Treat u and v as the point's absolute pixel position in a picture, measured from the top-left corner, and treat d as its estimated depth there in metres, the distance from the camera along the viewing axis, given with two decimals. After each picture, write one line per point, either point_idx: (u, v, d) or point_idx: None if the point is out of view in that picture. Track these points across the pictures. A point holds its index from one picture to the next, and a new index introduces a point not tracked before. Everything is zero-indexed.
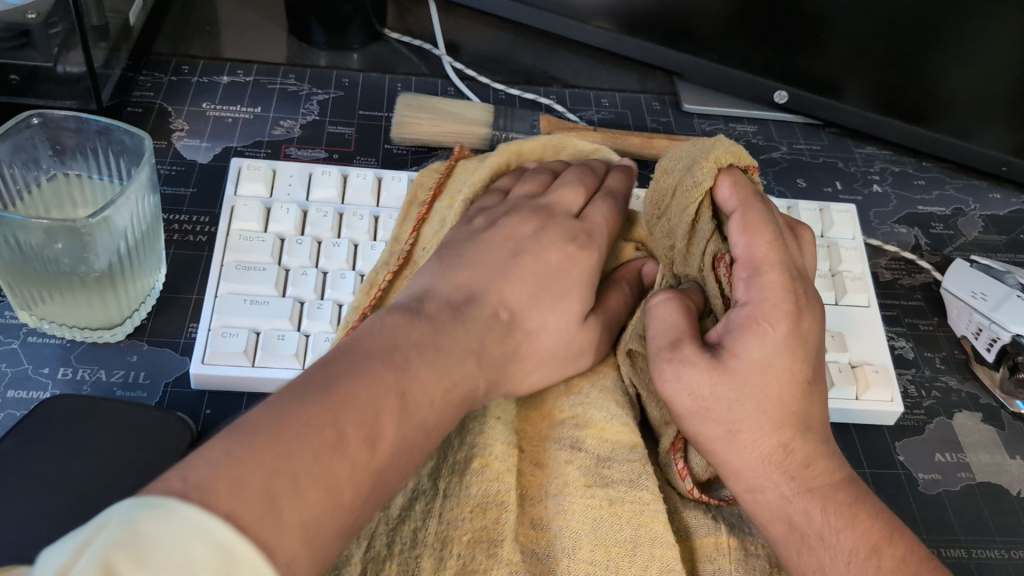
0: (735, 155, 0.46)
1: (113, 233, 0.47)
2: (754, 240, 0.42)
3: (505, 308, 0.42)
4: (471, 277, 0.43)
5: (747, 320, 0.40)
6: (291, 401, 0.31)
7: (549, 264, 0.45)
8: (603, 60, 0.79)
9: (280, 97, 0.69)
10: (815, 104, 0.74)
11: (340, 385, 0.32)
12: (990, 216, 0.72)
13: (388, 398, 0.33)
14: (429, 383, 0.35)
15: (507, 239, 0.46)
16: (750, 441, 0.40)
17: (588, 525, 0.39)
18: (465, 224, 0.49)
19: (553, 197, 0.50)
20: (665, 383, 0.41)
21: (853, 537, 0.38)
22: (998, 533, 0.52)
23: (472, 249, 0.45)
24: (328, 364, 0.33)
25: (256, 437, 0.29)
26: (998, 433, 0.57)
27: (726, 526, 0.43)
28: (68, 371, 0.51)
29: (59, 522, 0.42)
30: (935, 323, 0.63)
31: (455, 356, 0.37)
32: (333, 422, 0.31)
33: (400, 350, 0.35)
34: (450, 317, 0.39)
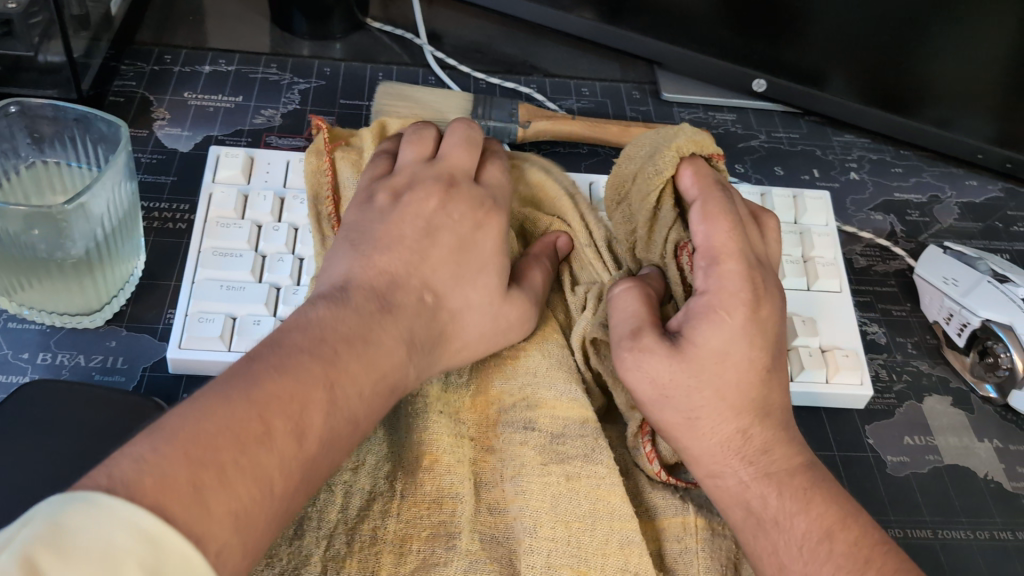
0: (696, 143, 0.46)
1: (89, 219, 0.48)
2: (714, 230, 0.42)
3: (429, 291, 0.41)
4: (389, 261, 0.41)
5: (706, 309, 0.41)
6: (217, 395, 0.31)
7: (461, 235, 0.44)
8: (584, 49, 0.79)
9: (262, 86, 0.69)
10: (794, 92, 0.74)
11: (267, 381, 0.32)
12: (966, 204, 0.72)
13: (316, 391, 0.33)
14: (357, 377, 0.35)
15: (417, 216, 0.44)
16: (711, 427, 0.40)
17: (546, 504, 0.41)
18: (365, 204, 0.45)
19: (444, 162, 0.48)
20: (626, 371, 0.42)
21: (807, 520, 0.38)
22: (964, 515, 0.53)
23: (377, 230, 0.43)
24: (253, 359, 0.33)
25: (181, 432, 0.29)
26: (967, 417, 0.58)
27: (693, 506, 0.44)
28: (47, 356, 0.52)
29: (34, 505, 0.43)
30: (908, 308, 0.63)
31: (385, 348, 0.37)
32: (261, 415, 0.31)
33: (328, 342, 0.35)
34: (377, 308, 0.39)
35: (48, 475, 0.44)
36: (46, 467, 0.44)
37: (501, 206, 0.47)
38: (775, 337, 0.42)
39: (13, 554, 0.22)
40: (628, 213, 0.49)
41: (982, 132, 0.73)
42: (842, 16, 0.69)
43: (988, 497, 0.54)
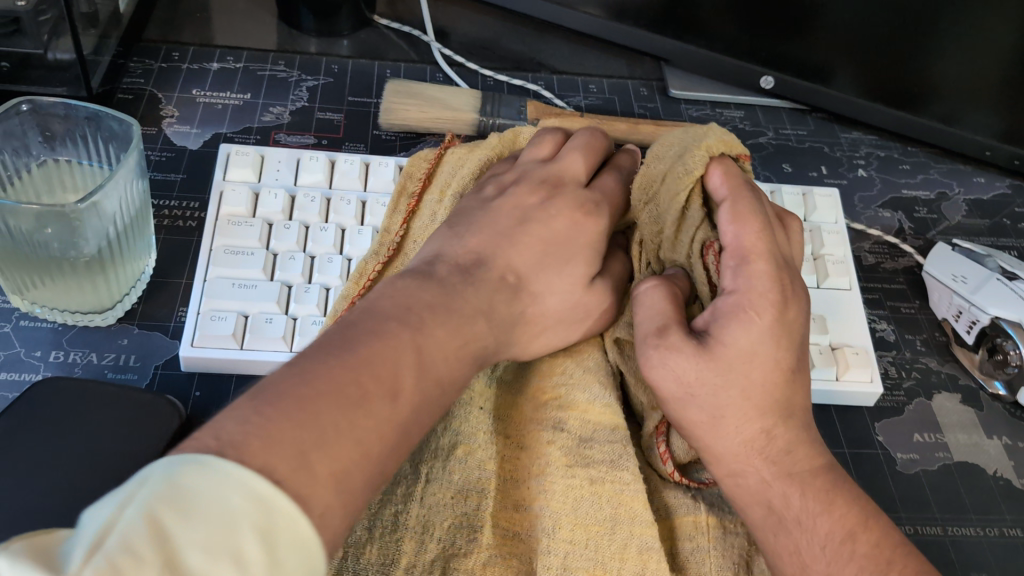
0: (727, 143, 0.46)
1: (102, 218, 0.48)
2: (743, 230, 0.42)
3: (512, 272, 0.42)
4: (480, 242, 0.43)
5: (734, 308, 0.40)
6: (313, 361, 0.31)
7: (555, 231, 0.45)
8: (591, 46, 0.79)
9: (270, 83, 0.69)
10: (802, 88, 0.74)
11: (360, 344, 0.32)
12: (974, 201, 0.72)
13: (406, 354, 0.33)
14: (443, 341, 0.36)
15: (513, 208, 0.46)
16: (734, 427, 0.40)
17: (568, 506, 0.41)
18: (474, 194, 0.48)
19: (560, 161, 0.49)
20: (651, 368, 0.41)
21: (829, 521, 0.39)
22: (974, 512, 0.53)
23: (478, 215, 0.46)
24: (346, 327, 0.33)
25: (282, 395, 0.29)
26: (976, 414, 0.58)
27: (706, 505, 0.44)
28: (59, 354, 0.52)
29: (45, 503, 0.43)
30: (917, 305, 0.63)
31: (465, 316, 0.38)
32: (357, 378, 0.31)
33: (415, 310, 0.36)
34: (459, 281, 0.40)
35: (64, 472, 0.44)
36: (64, 465, 0.44)
37: (603, 210, 0.47)
38: (799, 342, 0.42)
39: (137, 513, 0.23)
40: (657, 212, 0.47)
41: (990, 128, 0.73)
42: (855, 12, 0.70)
43: (997, 495, 0.54)
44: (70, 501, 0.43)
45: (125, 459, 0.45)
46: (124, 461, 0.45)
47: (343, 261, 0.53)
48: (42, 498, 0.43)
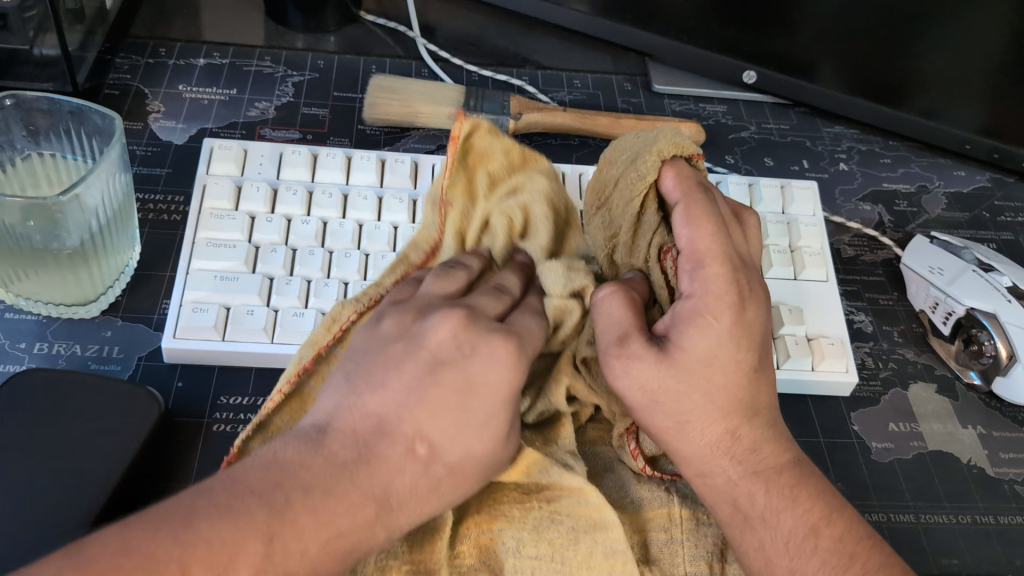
0: (677, 145, 0.44)
1: (85, 211, 0.49)
2: (698, 232, 0.41)
3: (423, 442, 0.35)
4: (382, 402, 0.35)
5: (692, 313, 0.39)
6: (149, 525, 0.29)
7: (471, 375, 0.36)
8: (576, 41, 0.80)
9: (256, 78, 0.70)
10: (783, 84, 0.75)
11: (201, 519, 0.29)
12: (953, 193, 0.73)
13: (252, 541, 0.30)
14: (308, 536, 0.31)
15: (423, 348, 0.37)
16: (699, 430, 0.40)
17: (528, 524, 0.41)
18: (372, 328, 0.39)
19: (469, 301, 0.40)
20: (615, 378, 0.40)
21: (792, 518, 0.40)
22: (946, 500, 0.54)
23: (375, 358, 0.37)
24: (198, 496, 0.30)
25: (93, 564, 0.27)
26: (951, 403, 0.59)
27: (679, 497, 0.45)
28: (44, 345, 0.52)
29: (29, 490, 0.44)
30: (895, 297, 0.64)
31: (351, 502, 0.32)
32: (178, 561, 0.28)
33: (286, 489, 0.31)
34: (358, 456, 0.34)
35: (50, 460, 0.45)
36: (47, 454, 0.45)
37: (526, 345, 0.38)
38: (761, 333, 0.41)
39: None
40: (607, 217, 0.46)
41: (972, 123, 0.73)
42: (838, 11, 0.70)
43: (970, 482, 0.55)
44: (55, 489, 0.44)
45: (109, 447, 0.46)
46: (106, 450, 0.46)
47: (324, 254, 0.54)
48: (27, 485, 0.44)
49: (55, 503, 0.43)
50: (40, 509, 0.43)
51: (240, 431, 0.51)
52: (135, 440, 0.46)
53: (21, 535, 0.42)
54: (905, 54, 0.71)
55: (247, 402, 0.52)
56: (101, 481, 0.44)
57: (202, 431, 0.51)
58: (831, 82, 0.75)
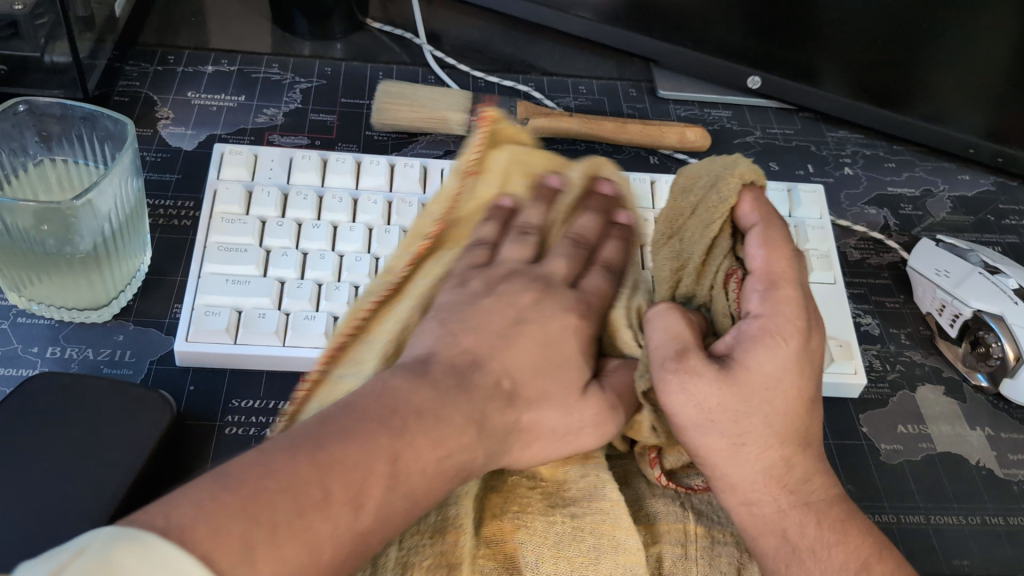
0: (756, 171, 0.46)
1: (97, 216, 0.49)
2: (773, 257, 0.43)
3: (508, 378, 0.41)
4: (476, 343, 0.42)
5: (760, 333, 0.41)
6: (283, 453, 0.32)
7: (549, 333, 0.44)
8: (582, 48, 0.80)
9: (264, 85, 0.70)
10: (790, 88, 0.75)
11: (332, 445, 0.33)
12: (958, 197, 0.73)
13: (379, 462, 0.34)
14: (424, 453, 0.35)
15: (508, 307, 0.45)
16: (755, 455, 0.41)
17: (548, 539, 0.42)
18: (458, 287, 0.48)
19: (545, 266, 0.49)
20: (669, 393, 0.41)
21: (843, 552, 0.40)
22: (956, 501, 0.54)
23: (470, 311, 0.45)
24: (327, 422, 0.35)
25: (244, 483, 0.31)
26: (959, 405, 0.59)
27: (694, 514, 0.45)
28: (56, 350, 0.53)
29: (47, 492, 0.44)
30: (901, 300, 0.64)
31: (455, 426, 0.37)
32: (321, 480, 0.32)
33: (400, 414, 0.36)
34: (454, 385, 0.39)
35: (60, 461, 0.45)
36: (58, 454, 0.45)
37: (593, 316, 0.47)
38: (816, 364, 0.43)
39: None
40: (679, 248, 0.46)
41: (976, 127, 0.74)
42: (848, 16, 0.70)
43: (979, 483, 0.55)
44: (68, 494, 0.44)
45: (126, 451, 0.46)
46: (116, 451, 0.46)
47: (335, 257, 0.54)
48: (38, 485, 0.44)
49: (64, 504, 0.43)
50: (51, 508, 0.43)
51: (252, 436, 0.51)
52: (146, 442, 0.47)
53: (31, 534, 0.42)
54: (913, 57, 0.71)
55: (258, 405, 0.52)
56: (115, 487, 0.44)
57: (214, 434, 0.51)
58: (835, 87, 0.75)
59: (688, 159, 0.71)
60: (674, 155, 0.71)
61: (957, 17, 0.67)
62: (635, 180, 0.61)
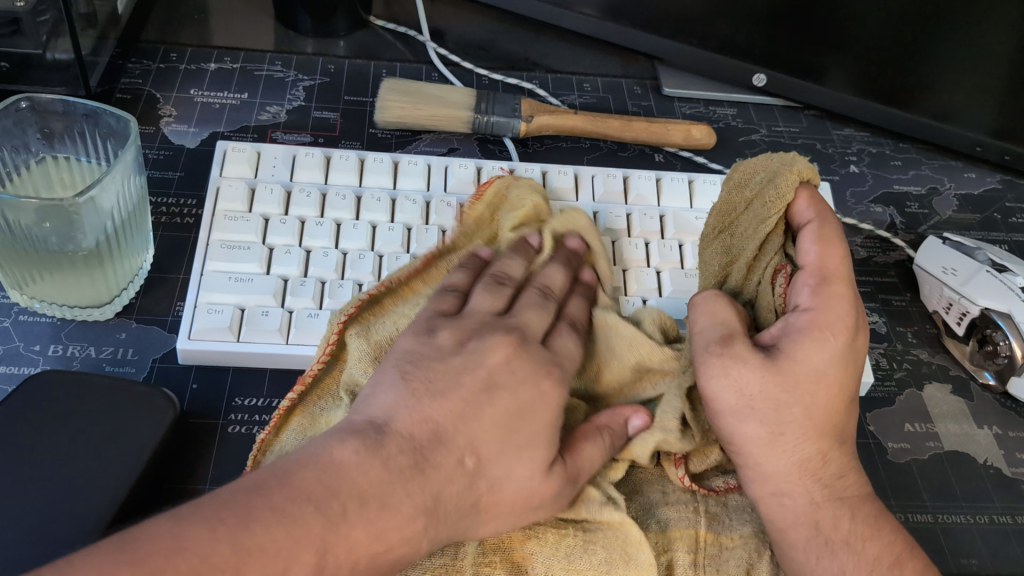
0: (813, 171, 0.47)
1: (100, 213, 0.49)
2: (827, 254, 0.44)
3: (471, 456, 0.39)
4: (439, 412, 0.39)
5: (809, 326, 0.41)
6: (203, 526, 0.31)
7: (521, 401, 0.41)
8: (586, 45, 0.80)
9: (267, 82, 0.70)
10: (795, 88, 0.75)
11: (257, 525, 0.32)
12: (965, 195, 0.73)
13: (307, 551, 0.32)
14: (359, 544, 0.34)
15: (480, 369, 0.42)
16: (792, 446, 0.41)
17: (560, 551, 0.41)
18: (424, 335, 0.44)
19: (515, 317, 0.46)
20: (711, 377, 0.41)
21: (878, 547, 0.40)
22: (965, 500, 0.54)
23: (436, 369, 0.41)
24: (257, 494, 0.33)
25: (146, 559, 0.29)
26: (967, 403, 0.58)
27: (707, 519, 0.44)
28: (58, 348, 0.52)
29: (48, 494, 0.43)
30: (907, 299, 0.64)
31: (402, 515, 0.36)
32: (238, 566, 0.30)
33: (339, 497, 0.34)
34: (409, 465, 0.37)
35: (62, 463, 0.44)
36: (62, 452, 0.45)
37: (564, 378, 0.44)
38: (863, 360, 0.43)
39: None
40: (730, 243, 0.48)
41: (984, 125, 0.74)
42: (856, 12, 0.70)
43: (988, 483, 0.55)
44: (71, 498, 0.43)
45: (127, 452, 0.46)
46: (121, 449, 0.46)
47: (338, 255, 0.54)
48: (41, 482, 0.44)
49: (68, 502, 0.43)
50: (53, 506, 0.43)
51: (257, 434, 0.51)
52: (150, 442, 0.46)
53: (31, 536, 0.42)
54: (921, 54, 0.71)
55: (261, 404, 0.52)
56: (117, 490, 0.44)
57: (216, 433, 0.50)
58: (840, 84, 0.75)
59: (693, 157, 0.70)
60: (678, 153, 0.71)
61: (965, 15, 0.67)
62: (640, 177, 0.61)
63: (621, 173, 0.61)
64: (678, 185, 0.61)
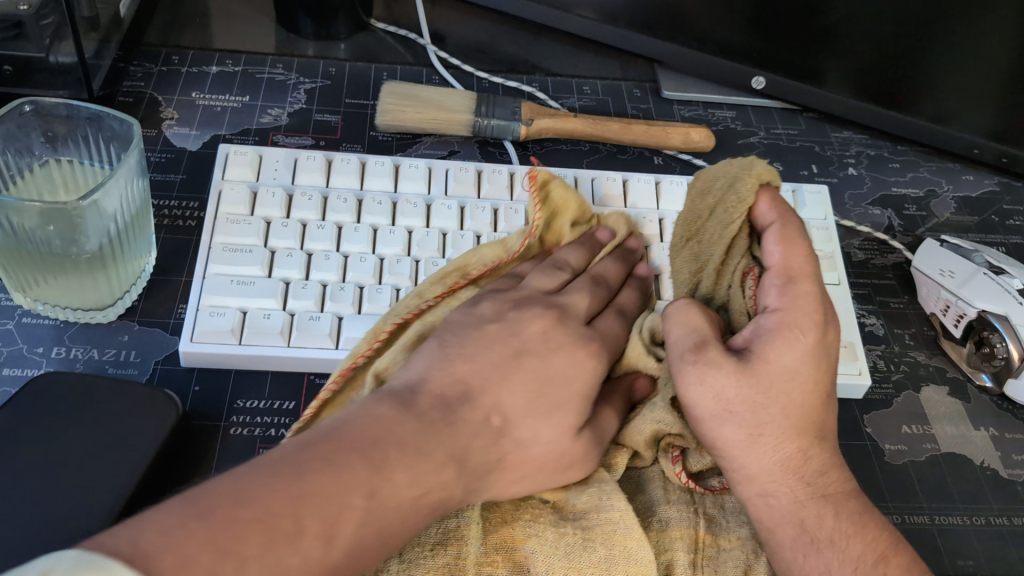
0: (773, 173, 0.48)
1: (103, 217, 0.49)
2: (790, 253, 0.44)
3: (498, 414, 0.41)
4: (468, 371, 0.42)
5: (780, 326, 0.42)
6: (261, 477, 0.32)
7: (551, 368, 0.43)
8: (586, 48, 0.80)
9: (269, 86, 0.70)
10: (791, 90, 0.75)
11: (310, 472, 0.33)
12: (963, 198, 0.73)
13: (356, 496, 0.34)
14: (401, 488, 0.35)
15: (512, 335, 0.45)
16: (772, 446, 0.42)
17: (560, 550, 0.41)
18: (468, 308, 0.48)
19: (564, 297, 0.49)
20: (687, 385, 0.42)
21: (862, 543, 0.41)
22: (961, 502, 0.54)
23: (469, 333, 0.45)
24: (306, 448, 0.34)
25: (214, 510, 0.30)
26: (963, 405, 0.59)
27: (705, 520, 0.45)
28: (61, 350, 0.53)
29: (51, 497, 0.44)
30: (905, 301, 0.64)
31: (435, 462, 0.37)
32: (294, 513, 0.32)
33: (381, 446, 0.36)
34: (440, 419, 0.39)
35: (65, 465, 0.45)
36: (66, 454, 0.45)
37: (603, 353, 0.46)
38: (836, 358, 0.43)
39: None
40: (697, 250, 0.49)
41: (981, 127, 0.74)
42: (854, 15, 0.70)
43: (984, 484, 0.55)
44: (74, 498, 0.44)
45: (130, 454, 0.46)
46: (123, 450, 0.46)
47: (340, 258, 0.54)
48: (45, 483, 0.44)
49: (72, 503, 0.44)
50: (56, 508, 0.43)
51: (258, 436, 0.51)
52: (154, 442, 0.47)
53: (34, 537, 0.42)
54: (920, 57, 0.71)
55: (263, 406, 0.52)
56: (119, 492, 0.44)
57: (218, 434, 0.51)
58: (840, 87, 0.75)
59: (692, 159, 0.71)
60: (677, 155, 0.71)
61: (962, 18, 0.67)
62: (639, 180, 0.61)
63: (620, 177, 0.61)
64: (678, 189, 0.61)
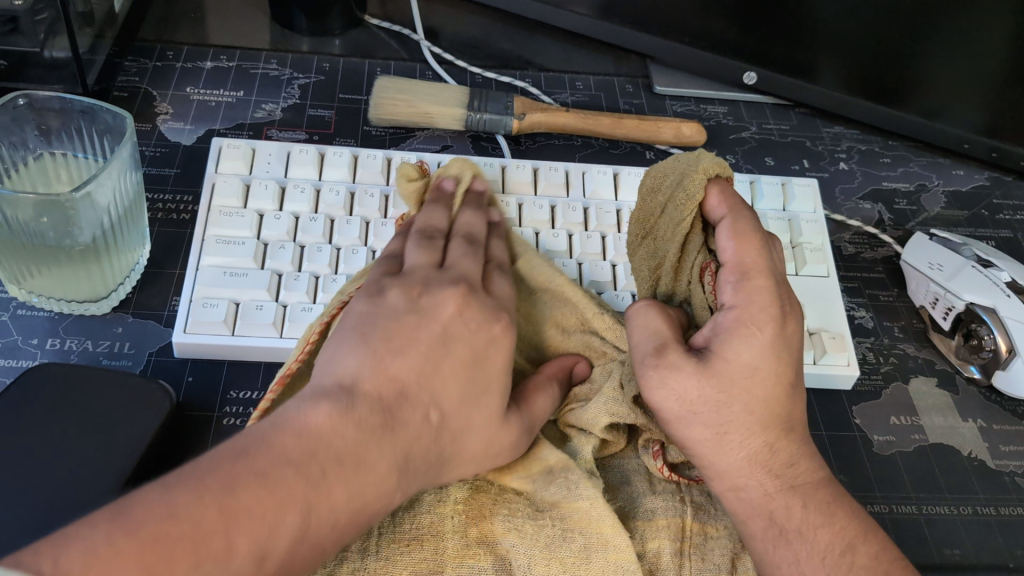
0: (719, 166, 0.47)
1: (96, 209, 0.50)
2: (743, 249, 0.44)
3: (435, 411, 0.39)
4: (403, 368, 0.39)
5: (736, 324, 0.42)
6: (190, 490, 0.30)
7: (476, 350, 0.41)
8: (580, 44, 0.81)
9: (263, 81, 0.71)
10: (784, 85, 0.76)
11: (242, 488, 0.31)
12: (953, 192, 0.74)
13: (290, 512, 0.32)
14: (338, 502, 0.34)
15: (430, 323, 0.41)
16: (739, 443, 0.42)
17: (540, 541, 0.42)
18: (374, 296, 0.42)
19: (454, 266, 0.45)
20: (650, 388, 0.42)
21: (830, 533, 0.41)
22: (948, 491, 0.54)
23: (388, 324, 0.40)
24: (239, 458, 0.32)
25: (141, 525, 0.28)
26: (951, 397, 0.59)
27: (693, 509, 0.45)
28: (56, 341, 0.53)
29: (43, 486, 0.44)
30: (895, 293, 0.65)
31: (376, 473, 0.35)
32: (226, 529, 0.30)
33: (319, 459, 0.33)
34: (380, 424, 0.36)
35: (57, 454, 0.45)
36: (59, 443, 0.46)
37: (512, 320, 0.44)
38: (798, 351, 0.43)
39: None
40: (653, 248, 0.49)
41: (972, 124, 0.74)
42: (843, 13, 0.70)
43: (971, 475, 0.55)
44: (67, 487, 0.44)
45: (122, 442, 0.46)
46: (116, 438, 0.46)
47: (332, 250, 0.55)
48: (39, 473, 0.44)
49: (64, 492, 0.44)
50: (49, 497, 0.44)
51: None
52: (147, 432, 0.47)
53: (28, 526, 0.43)
54: (910, 55, 0.71)
55: (255, 397, 0.53)
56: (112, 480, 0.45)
57: (211, 425, 0.51)
58: (831, 84, 0.76)
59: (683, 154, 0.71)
60: (669, 150, 0.72)
61: (953, 17, 0.67)
62: (631, 173, 0.62)
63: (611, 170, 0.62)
64: None
